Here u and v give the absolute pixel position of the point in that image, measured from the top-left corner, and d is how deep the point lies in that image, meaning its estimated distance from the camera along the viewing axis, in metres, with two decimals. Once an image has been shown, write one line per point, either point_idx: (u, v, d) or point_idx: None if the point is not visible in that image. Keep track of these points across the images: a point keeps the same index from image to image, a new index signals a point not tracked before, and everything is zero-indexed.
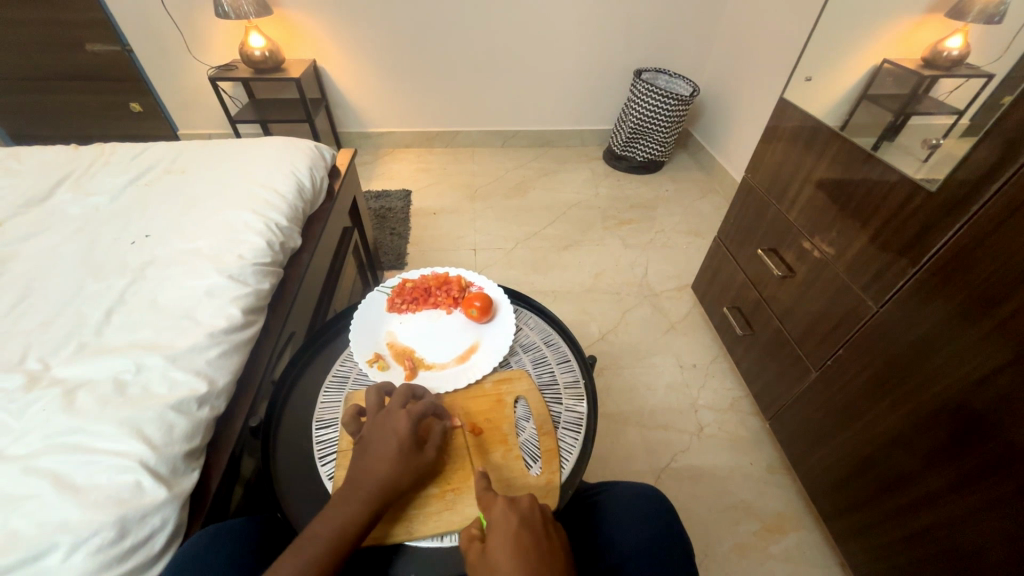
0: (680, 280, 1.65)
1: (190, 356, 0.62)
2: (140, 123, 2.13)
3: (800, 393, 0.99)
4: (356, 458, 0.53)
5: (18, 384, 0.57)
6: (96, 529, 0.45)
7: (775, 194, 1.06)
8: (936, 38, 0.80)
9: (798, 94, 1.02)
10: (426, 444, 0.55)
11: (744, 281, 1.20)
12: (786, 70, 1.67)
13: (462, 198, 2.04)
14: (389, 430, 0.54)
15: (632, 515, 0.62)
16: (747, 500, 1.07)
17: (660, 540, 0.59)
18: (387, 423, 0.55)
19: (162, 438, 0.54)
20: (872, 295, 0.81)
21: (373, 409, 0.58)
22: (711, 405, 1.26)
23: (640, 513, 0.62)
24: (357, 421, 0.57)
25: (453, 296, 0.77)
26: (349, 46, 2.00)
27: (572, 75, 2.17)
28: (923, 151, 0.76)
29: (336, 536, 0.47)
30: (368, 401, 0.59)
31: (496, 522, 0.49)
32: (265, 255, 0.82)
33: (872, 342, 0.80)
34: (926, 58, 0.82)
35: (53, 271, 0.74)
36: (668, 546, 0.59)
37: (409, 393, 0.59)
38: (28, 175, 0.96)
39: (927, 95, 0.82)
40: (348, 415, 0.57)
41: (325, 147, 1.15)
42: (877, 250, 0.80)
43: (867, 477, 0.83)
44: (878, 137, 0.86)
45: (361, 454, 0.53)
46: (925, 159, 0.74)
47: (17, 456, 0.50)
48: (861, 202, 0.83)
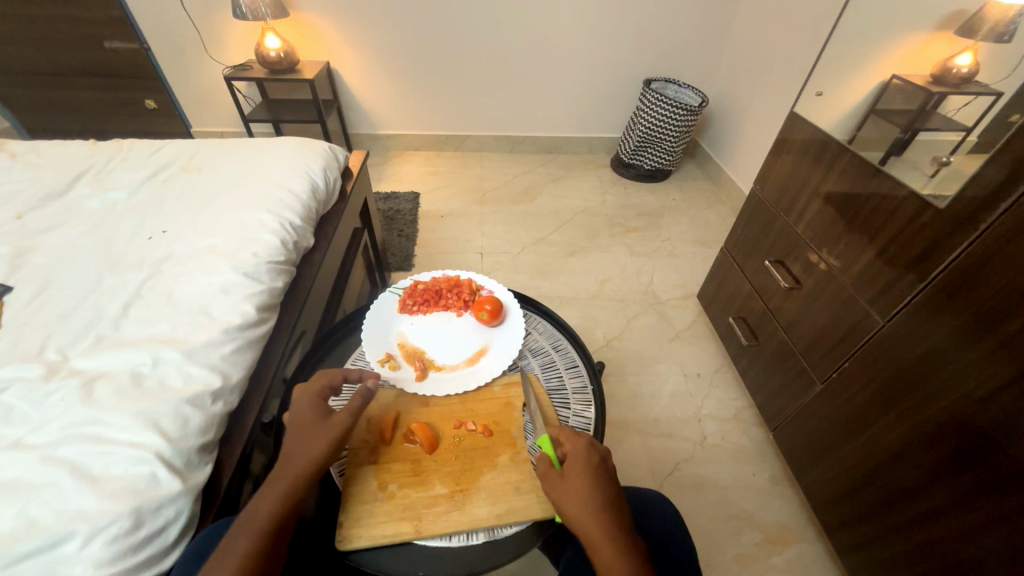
0: (686, 289, 1.66)
1: (205, 351, 0.64)
2: (155, 119, 2.16)
3: (804, 405, 1.00)
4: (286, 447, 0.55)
5: (38, 374, 0.58)
6: (113, 518, 0.46)
7: (784, 206, 1.07)
8: (945, 56, 0.81)
9: (810, 107, 1.02)
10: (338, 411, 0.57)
11: (750, 292, 1.20)
12: (795, 84, 1.68)
13: (470, 202, 2.06)
14: (294, 412, 0.57)
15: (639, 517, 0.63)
16: (750, 510, 1.07)
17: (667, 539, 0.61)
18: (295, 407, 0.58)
19: (177, 431, 0.55)
20: (878, 309, 0.81)
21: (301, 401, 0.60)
22: (714, 415, 1.26)
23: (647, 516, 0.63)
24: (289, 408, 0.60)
25: (463, 299, 0.78)
26: (362, 49, 2.03)
27: (582, 83, 2.19)
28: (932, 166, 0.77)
29: (269, 514, 0.48)
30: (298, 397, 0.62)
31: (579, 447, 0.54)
32: (279, 253, 0.83)
33: (879, 357, 0.80)
34: (935, 75, 0.83)
35: (72, 264, 0.75)
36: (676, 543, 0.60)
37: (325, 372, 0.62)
38: (47, 169, 0.98)
39: (935, 111, 0.83)
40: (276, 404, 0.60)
41: (339, 149, 1.16)
42: (883, 265, 0.80)
43: (871, 491, 0.83)
44: (886, 152, 0.87)
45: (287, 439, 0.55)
46: (933, 175, 0.75)
47: (36, 445, 0.51)
48: (870, 216, 0.84)
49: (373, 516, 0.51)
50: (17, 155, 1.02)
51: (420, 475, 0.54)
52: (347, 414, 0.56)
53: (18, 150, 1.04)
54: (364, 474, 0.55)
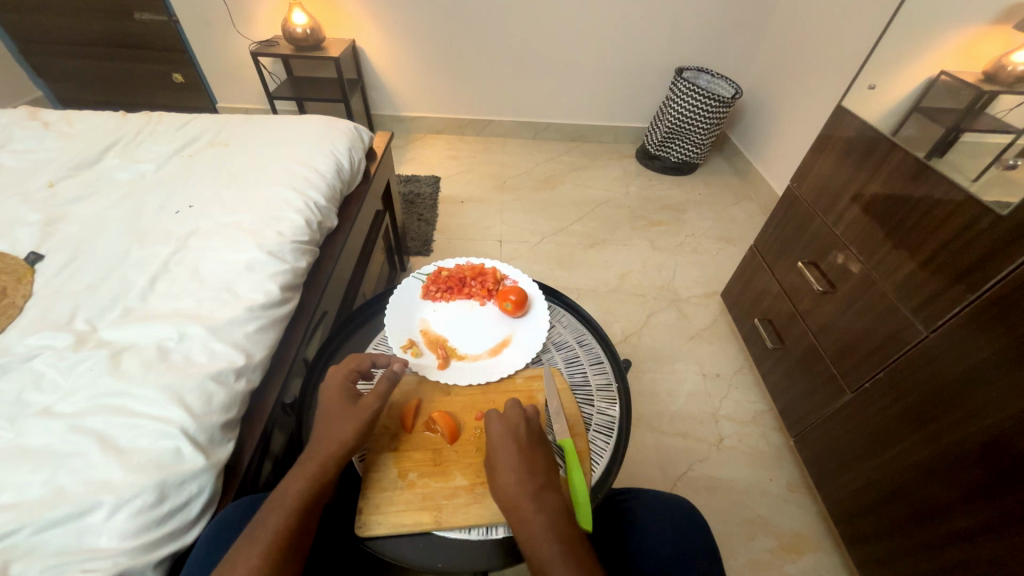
0: (708, 287, 1.62)
1: (230, 328, 0.63)
2: (182, 93, 2.17)
3: (831, 414, 0.96)
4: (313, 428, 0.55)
5: (68, 343, 0.59)
6: (138, 491, 0.46)
7: (822, 206, 1.02)
8: (1000, 51, 0.76)
9: (858, 102, 0.96)
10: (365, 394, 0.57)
11: (779, 293, 1.16)
12: (836, 78, 1.60)
13: (491, 187, 2.03)
14: (323, 391, 0.57)
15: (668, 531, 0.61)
16: (766, 516, 1.05)
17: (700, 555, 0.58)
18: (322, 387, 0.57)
19: (201, 408, 0.55)
20: (922, 320, 0.77)
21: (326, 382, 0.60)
22: (733, 417, 1.23)
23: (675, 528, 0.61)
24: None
25: (487, 288, 0.76)
26: (389, 28, 1.99)
27: (612, 69, 2.13)
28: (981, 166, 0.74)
29: (297, 495, 0.48)
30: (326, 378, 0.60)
31: (502, 432, 0.53)
32: (303, 233, 0.82)
33: (917, 369, 0.76)
34: (988, 71, 0.78)
35: (101, 235, 0.76)
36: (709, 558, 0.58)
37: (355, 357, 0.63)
38: (79, 139, 0.99)
39: (983, 112, 0.78)
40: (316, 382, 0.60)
41: (364, 129, 1.15)
42: (930, 274, 0.76)
43: (897, 506, 0.80)
44: (930, 150, 0.82)
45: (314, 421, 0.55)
46: (978, 177, 0.72)
47: (66, 413, 0.52)
48: (919, 221, 0.79)
49: (393, 503, 0.51)
50: (49, 124, 1.03)
51: (440, 465, 0.54)
52: (375, 396, 0.56)
53: (50, 119, 1.05)
54: (385, 461, 0.54)
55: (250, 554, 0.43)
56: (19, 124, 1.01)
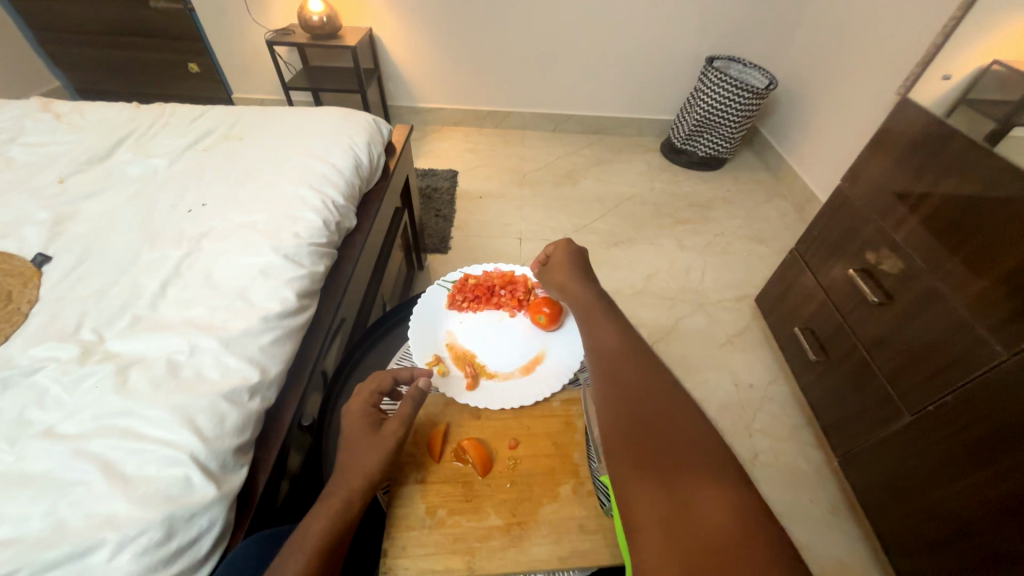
0: (739, 290, 1.54)
1: (244, 341, 0.59)
2: (198, 83, 2.14)
3: (883, 436, 0.89)
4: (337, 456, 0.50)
5: (72, 355, 0.55)
6: (143, 528, 0.42)
7: (878, 209, 0.94)
8: None
9: (923, 96, 0.87)
10: (390, 419, 0.52)
11: (824, 301, 1.08)
12: (883, 68, 1.49)
13: (510, 182, 1.97)
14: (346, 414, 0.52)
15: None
16: (805, 540, 0.99)
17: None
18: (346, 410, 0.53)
19: (213, 431, 0.50)
20: (1000, 340, 0.69)
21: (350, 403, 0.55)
22: (767, 431, 1.16)
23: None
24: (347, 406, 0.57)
25: (518, 298, 0.71)
26: (407, 16, 1.93)
27: (638, 59, 2.03)
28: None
29: (319, 538, 0.43)
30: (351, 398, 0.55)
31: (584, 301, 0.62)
32: (322, 235, 0.77)
33: (994, 395, 0.69)
34: None
35: (110, 236, 0.72)
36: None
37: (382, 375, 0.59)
38: (91, 132, 0.95)
39: None
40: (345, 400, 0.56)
41: (383, 122, 1.09)
42: (1012, 290, 0.68)
43: (962, 543, 0.73)
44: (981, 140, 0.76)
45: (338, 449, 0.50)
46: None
47: (68, 436, 0.48)
48: (1000, 229, 0.71)
49: (421, 545, 0.45)
50: (61, 116, 0.99)
51: (473, 502, 0.48)
52: (401, 423, 0.51)
53: (62, 111, 1.01)
54: (411, 495, 0.49)
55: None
56: (31, 115, 0.97)
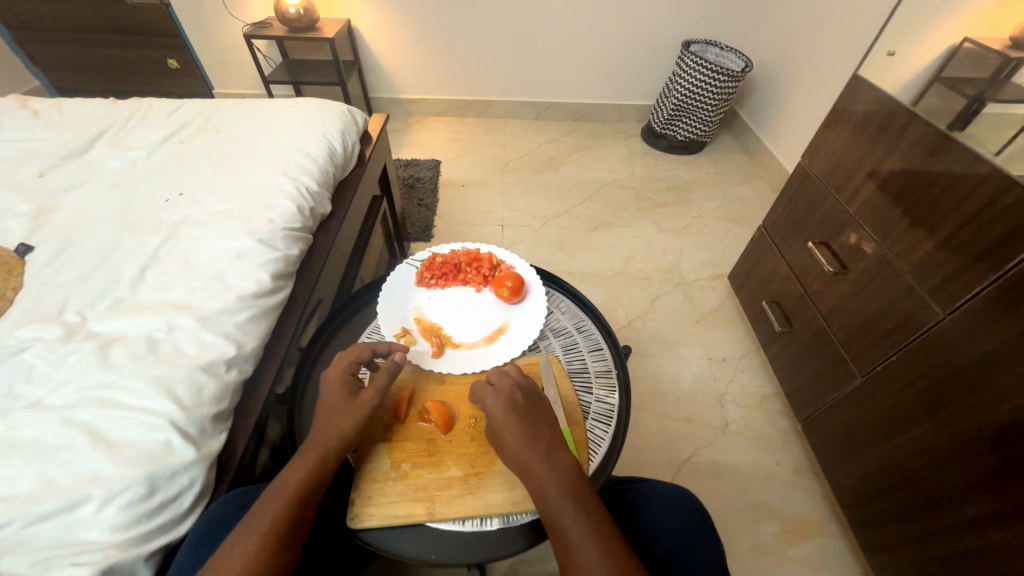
0: (714, 269, 1.58)
1: (220, 319, 0.62)
2: (178, 79, 2.14)
3: (840, 398, 0.94)
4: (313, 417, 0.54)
5: (57, 335, 0.58)
6: (127, 484, 0.46)
7: (834, 184, 0.98)
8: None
9: (877, 70, 0.90)
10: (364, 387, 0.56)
11: (788, 275, 1.12)
12: (849, 49, 1.52)
13: (492, 170, 1.99)
14: (325, 381, 0.56)
15: (635, 515, 0.61)
16: (771, 501, 1.04)
17: (685, 547, 0.57)
18: (326, 377, 0.56)
19: (191, 399, 0.54)
20: (939, 301, 0.74)
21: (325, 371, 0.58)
22: (738, 401, 1.21)
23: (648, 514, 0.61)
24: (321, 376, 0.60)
25: (483, 274, 0.74)
26: (384, 7, 1.93)
27: (616, 44, 2.05)
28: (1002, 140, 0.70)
29: (294, 488, 0.47)
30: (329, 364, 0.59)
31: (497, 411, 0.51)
32: (296, 220, 0.80)
33: (933, 352, 0.73)
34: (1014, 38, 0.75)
35: (91, 225, 0.74)
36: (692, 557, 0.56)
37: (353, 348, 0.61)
38: (69, 127, 0.97)
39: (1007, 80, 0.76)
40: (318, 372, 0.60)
41: (358, 112, 1.11)
42: (950, 252, 0.72)
43: (906, 490, 0.78)
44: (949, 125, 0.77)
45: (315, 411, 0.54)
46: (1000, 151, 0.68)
47: (56, 406, 0.51)
48: (939, 197, 0.75)
49: (385, 494, 0.50)
50: (39, 113, 1.01)
51: (434, 456, 0.53)
52: (375, 391, 0.55)
53: (40, 108, 1.03)
54: (378, 451, 0.53)
55: (247, 543, 0.43)
56: (8, 112, 0.99)
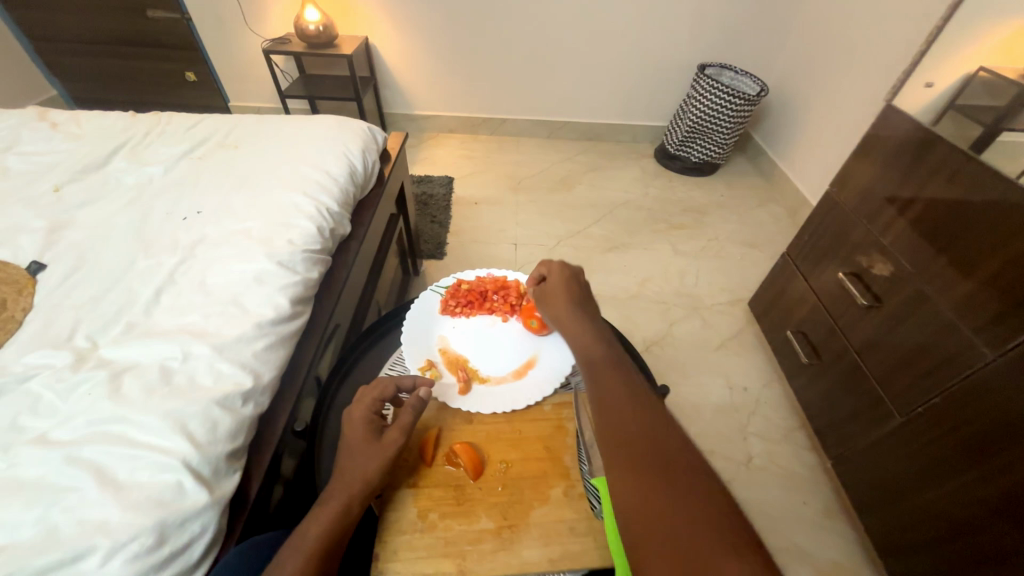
0: (732, 294, 1.55)
1: (237, 347, 0.59)
2: (195, 92, 2.15)
3: (875, 438, 0.89)
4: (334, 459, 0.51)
5: (66, 362, 0.55)
6: (134, 534, 0.42)
7: (866, 214, 0.95)
8: None
9: (909, 102, 0.89)
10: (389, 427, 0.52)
11: (815, 305, 1.09)
12: (868, 75, 1.52)
13: (505, 189, 1.98)
14: (347, 421, 0.53)
15: None
16: (799, 543, 0.99)
17: None
18: (348, 415, 0.53)
19: (205, 436, 0.50)
20: (986, 342, 0.70)
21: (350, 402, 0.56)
22: (761, 434, 1.17)
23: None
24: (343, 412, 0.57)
25: (510, 303, 0.72)
26: (402, 25, 1.95)
27: (631, 66, 2.06)
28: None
29: (314, 544, 0.43)
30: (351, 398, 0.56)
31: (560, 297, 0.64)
32: (316, 241, 0.78)
33: (982, 395, 0.69)
34: None
35: (105, 243, 0.72)
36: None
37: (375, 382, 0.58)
38: (87, 140, 0.96)
39: None
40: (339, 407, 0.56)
41: (378, 130, 1.10)
42: (998, 291, 0.69)
43: (955, 543, 0.74)
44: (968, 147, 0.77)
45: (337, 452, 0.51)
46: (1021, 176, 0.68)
47: (62, 442, 0.48)
48: (985, 233, 0.71)
49: (412, 549, 0.45)
50: (58, 125, 1.00)
51: (463, 506, 0.49)
52: (400, 431, 0.51)
53: (59, 120, 1.02)
54: (403, 499, 0.49)
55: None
56: (27, 125, 0.98)
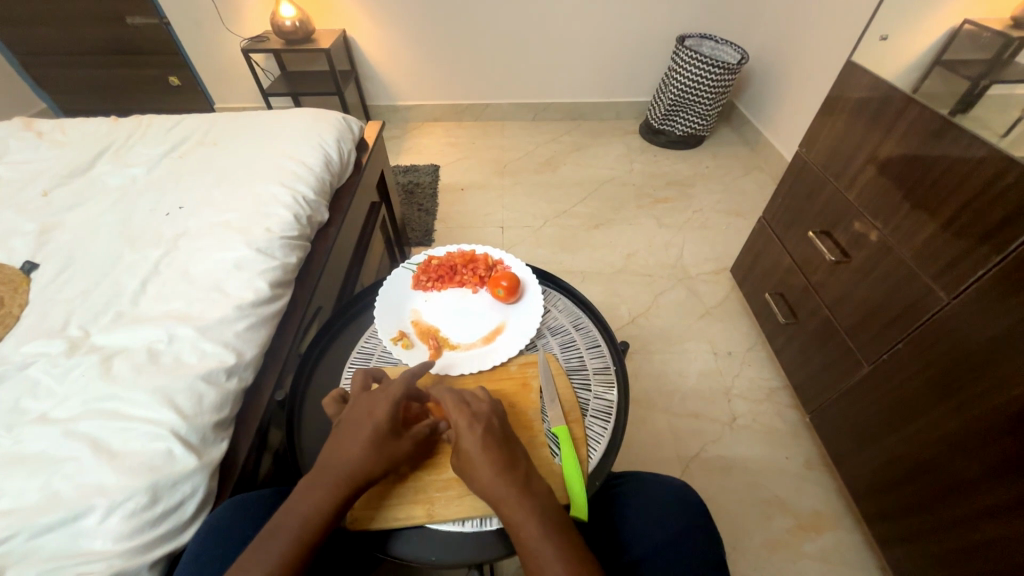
0: (718, 263, 1.57)
1: (219, 328, 0.63)
2: (180, 96, 2.18)
3: (847, 389, 0.92)
4: (331, 437, 0.52)
5: (61, 349, 0.59)
6: (129, 494, 0.47)
7: (833, 171, 0.96)
8: None
9: (871, 57, 0.89)
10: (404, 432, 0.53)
11: (790, 266, 1.11)
12: (846, 36, 1.51)
13: (491, 173, 2.00)
14: (366, 413, 0.53)
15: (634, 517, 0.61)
16: (781, 495, 1.03)
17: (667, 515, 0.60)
18: (367, 407, 0.53)
19: (192, 408, 0.54)
20: (943, 285, 0.72)
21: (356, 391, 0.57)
22: (745, 395, 1.20)
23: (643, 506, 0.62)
24: (339, 404, 0.57)
25: (479, 275, 0.76)
26: (379, 16, 1.95)
27: (610, 42, 2.05)
28: (1009, 121, 0.68)
29: (306, 522, 0.46)
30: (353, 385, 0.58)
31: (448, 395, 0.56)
32: (293, 228, 0.81)
33: (940, 337, 0.72)
34: (1016, 17, 0.73)
35: (92, 242, 0.76)
36: (696, 549, 0.56)
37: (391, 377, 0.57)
38: (71, 146, 0.99)
39: (1014, 59, 0.73)
40: (328, 399, 0.57)
41: (353, 119, 1.12)
42: (951, 236, 0.71)
43: (920, 481, 0.77)
44: (950, 109, 0.75)
45: (338, 435, 0.52)
46: (1008, 132, 0.66)
47: (60, 419, 0.52)
48: (938, 180, 0.73)
49: (389, 499, 0.53)
50: (43, 134, 1.03)
51: (432, 459, 0.56)
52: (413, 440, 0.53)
53: (44, 129, 1.05)
54: None
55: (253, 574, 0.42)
56: (13, 135, 1.01)
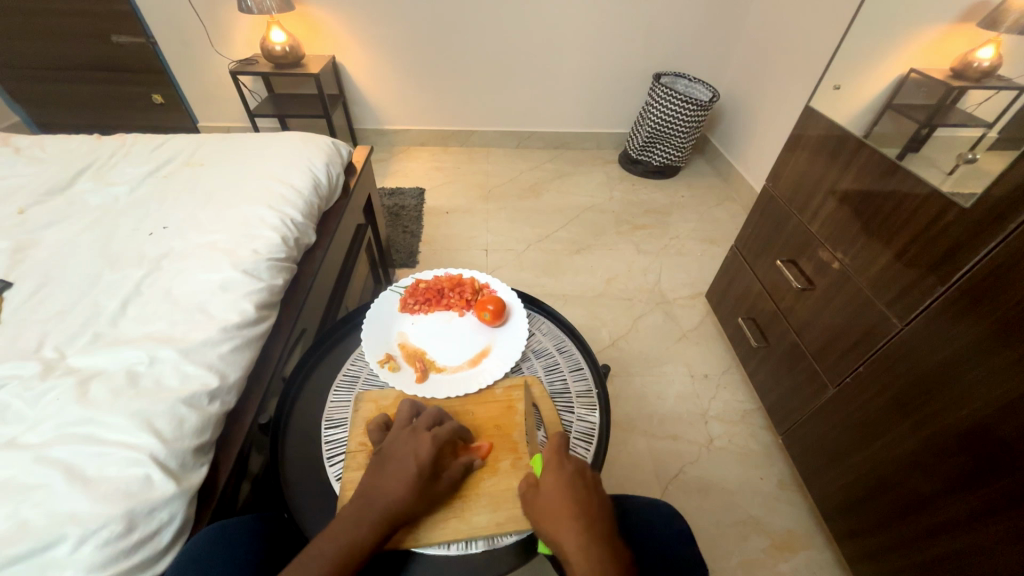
0: (694, 288, 1.63)
1: (203, 350, 0.62)
2: (162, 113, 2.16)
3: (815, 410, 0.97)
4: (373, 470, 0.53)
5: (34, 371, 0.57)
6: (104, 522, 0.45)
7: (797, 204, 1.03)
8: (966, 48, 0.79)
9: (827, 102, 0.98)
10: (443, 473, 0.55)
11: (761, 292, 1.17)
12: (806, 80, 1.64)
13: (475, 197, 2.04)
14: (409, 452, 0.53)
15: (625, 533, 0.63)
16: (756, 515, 1.05)
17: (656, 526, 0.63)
18: (409, 445, 0.54)
19: (172, 432, 0.54)
20: (896, 313, 0.78)
21: (402, 421, 0.58)
22: (722, 417, 1.23)
23: (650, 527, 0.63)
24: (382, 431, 0.58)
25: (466, 299, 0.78)
26: (368, 44, 2.01)
27: (591, 77, 2.16)
28: (951, 164, 0.75)
29: (346, 552, 0.47)
30: (399, 415, 0.59)
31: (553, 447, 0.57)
32: (280, 250, 0.82)
33: (896, 361, 0.77)
34: (954, 69, 0.81)
35: (71, 261, 0.74)
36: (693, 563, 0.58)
37: (436, 416, 0.58)
38: (51, 163, 0.98)
39: (954, 107, 0.81)
40: (374, 424, 0.59)
41: (343, 144, 1.15)
42: (902, 267, 0.77)
43: (883, 499, 0.80)
44: (903, 148, 0.84)
45: (380, 469, 0.53)
46: (951, 172, 0.73)
47: (30, 444, 0.50)
48: (891, 215, 0.80)
49: None
50: (21, 149, 1.02)
51: None
52: (449, 481, 0.54)
53: (22, 145, 1.04)
54: None
55: None
56: None
